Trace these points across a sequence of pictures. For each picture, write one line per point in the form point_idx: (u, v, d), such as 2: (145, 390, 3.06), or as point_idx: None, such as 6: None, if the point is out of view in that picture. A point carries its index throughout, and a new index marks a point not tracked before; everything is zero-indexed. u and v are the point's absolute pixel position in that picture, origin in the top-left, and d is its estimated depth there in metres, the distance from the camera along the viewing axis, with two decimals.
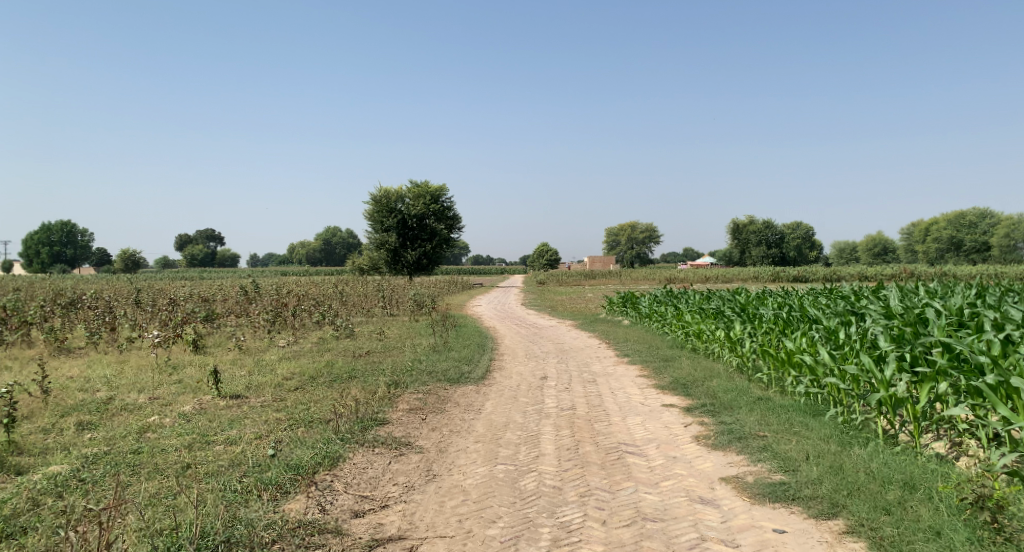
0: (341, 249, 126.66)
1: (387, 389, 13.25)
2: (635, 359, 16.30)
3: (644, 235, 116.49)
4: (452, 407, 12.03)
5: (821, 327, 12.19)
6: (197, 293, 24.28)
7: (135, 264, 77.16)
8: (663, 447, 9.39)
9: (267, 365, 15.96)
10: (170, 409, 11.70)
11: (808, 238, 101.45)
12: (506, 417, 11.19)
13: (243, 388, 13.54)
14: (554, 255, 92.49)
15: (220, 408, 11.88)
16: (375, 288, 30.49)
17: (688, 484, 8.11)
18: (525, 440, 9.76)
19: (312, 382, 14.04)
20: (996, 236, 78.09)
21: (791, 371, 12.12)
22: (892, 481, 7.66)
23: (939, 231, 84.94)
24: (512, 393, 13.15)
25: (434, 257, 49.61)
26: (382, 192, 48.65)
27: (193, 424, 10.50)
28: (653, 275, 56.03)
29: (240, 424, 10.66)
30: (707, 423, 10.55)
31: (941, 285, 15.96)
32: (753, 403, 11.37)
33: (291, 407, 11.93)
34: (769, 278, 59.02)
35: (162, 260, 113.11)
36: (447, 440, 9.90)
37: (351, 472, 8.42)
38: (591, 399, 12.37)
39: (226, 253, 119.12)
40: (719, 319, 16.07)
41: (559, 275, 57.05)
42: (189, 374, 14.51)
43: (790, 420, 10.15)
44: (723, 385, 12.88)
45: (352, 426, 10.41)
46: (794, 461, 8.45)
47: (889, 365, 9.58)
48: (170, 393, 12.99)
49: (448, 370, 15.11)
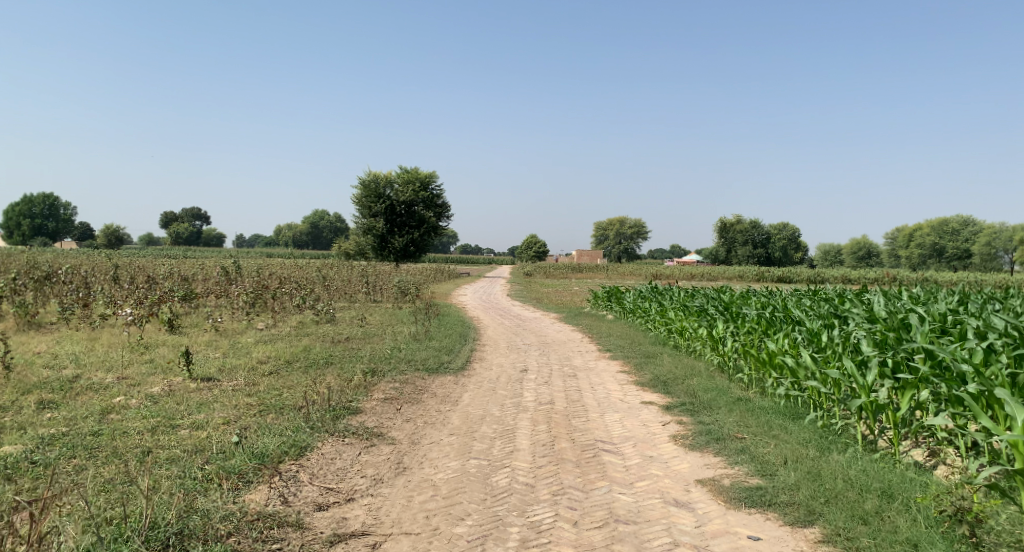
0: (327, 233, 126.06)
1: (363, 377, 13.01)
2: (616, 354, 16.14)
3: (633, 230, 116.58)
4: (428, 398, 11.81)
5: (803, 329, 12.04)
6: (176, 271, 23.96)
7: (117, 241, 76.60)
8: (640, 446, 9.20)
9: (243, 348, 15.69)
10: (137, 390, 11.45)
11: (792, 239, 101.55)
12: (482, 410, 10.98)
13: (216, 370, 13.29)
14: (541, 247, 92.39)
15: (189, 391, 11.61)
16: (359, 273, 30.21)
17: (664, 486, 7.92)
18: (500, 434, 9.55)
19: (287, 367, 13.80)
20: (977, 244, 78.42)
21: (772, 373, 11.97)
22: (869, 489, 7.51)
23: (923, 237, 85.33)
24: (491, 384, 12.94)
25: (421, 244, 49.33)
26: (370, 177, 48.28)
27: (160, 408, 10.25)
28: (641, 269, 56.41)
29: (208, 408, 10.41)
30: (686, 422, 10.39)
31: (925, 291, 15.89)
32: (733, 404, 11.21)
33: (262, 392, 11.68)
34: (755, 277, 59.09)
35: (146, 237, 112.12)
36: (420, 432, 9.68)
37: (319, 463, 8.18)
38: (570, 393, 12.17)
39: (211, 233, 118.23)
40: (702, 317, 15.92)
41: (550, 268, 55.93)
42: (161, 354, 14.25)
43: (769, 422, 9.96)
44: (704, 383, 12.72)
45: (323, 414, 10.18)
46: (772, 465, 8.28)
47: (872, 370, 9.40)
48: (139, 374, 12.73)
49: (427, 359, 14.88)
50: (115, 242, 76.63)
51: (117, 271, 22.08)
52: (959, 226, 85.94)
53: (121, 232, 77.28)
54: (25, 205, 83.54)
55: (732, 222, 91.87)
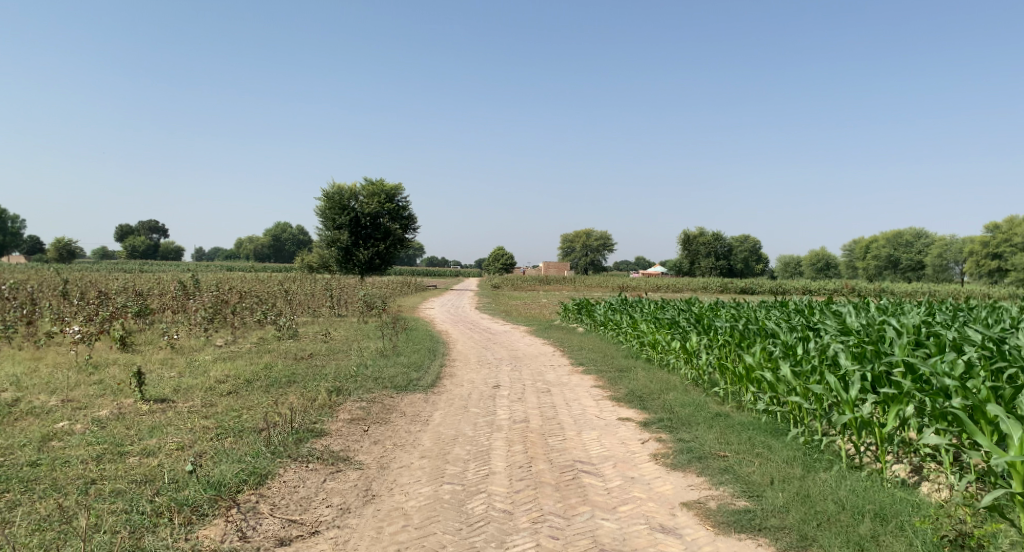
0: (289, 246, 124.53)
1: (327, 396, 12.46)
2: (589, 368, 15.78)
3: (597, 243, 116.93)
4: (397, 418, 11.31)
5: (779, 341, 11.75)
6: (131, 286, 23.18)
7: (71, 254, 74.79)
8: (620, 466, 8.80)
9: (200, 366, 15.04)
10: (84, 414, 10.92)
11: (754, 251, 102.53)
12: (455, 429, 10.51)
13: (171, 390, 12.68)
14: (505, 259, 92.16)
15: (141, 414, 11.02)
16: (323, 287, 29.54)
17: (649, 510, 7.53)
18: (474, 456, 9.09)
19: (247, 386, 13.20)
20: (930, 255, 79.55)
21: (750, 387, 11.65)
22: (862, 513, 7.17)
23: (878, 248, 86.53)
24: (462, 402, 12.47)
25: (386, 257, 48.70)
26: (335, 189, 47.58)
27: (107, 434, 9.64)
28: (607, 282, 56.40)
29: (161, 433, 9.82)
30: (665, 440, 10.02)
31: (894, 302, 15.76)
32: (712, 420, 10.86)
33: (220, 413, 11.09)
34: (718, 288, 59.35)
35: (101, 251, 109.51)
36: (390, 454, 9.18)
37: (281, 492, 7.65)
38: (544, 410, 11.75)
39: (170, 246, 116.02)
40: (675, 330, 15.63)
41: (516, 280, 55.64)
42: (111, 374, 13.58)
43: (751, 439, 9.61)
44: (680, 398, 12.37)
45: (284, 438, 9.63)
46: (758, 485, 7.93)
47: (854, 384, 9.09)
48: (87, 397, 12.06)
49: (395, 376, 14.36)
50: (67, 256, 74.69)
51: (68, 287, 21.27)
52: (913, 238, 87.38)
53: (73, 245, 75.34)
54: None
55: (694, 234, 92.39)
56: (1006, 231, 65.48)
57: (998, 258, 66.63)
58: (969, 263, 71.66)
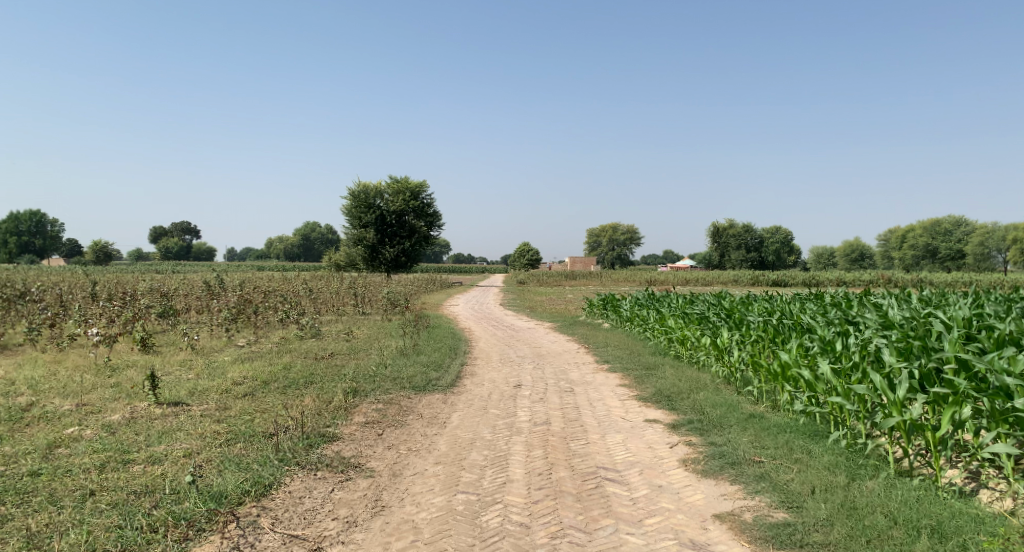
0: (318, 246, 125.20)
1: (344, 398, 12.04)
2: (615, 366, 15.20)
3: (626, 237, 115.94)
4: (414, 420, 10.84)
5: (816, 337, 11.08)
6: (156, 286, 23.02)
7: (105, 257, 75.68)
8: (647, 473, 8.26)
9: (218, 367, 14.72)
10: (96, 418, 10.60)
11: (785, 243, 100.90)
12: (473, 433, 10.02)
13: (186, 393, 12.35)
14: (533, 254, 91.69)
15: (153, 418, 10.69)
16: (347, 285, 29.24)
17: (677, 524, 7.01)
18: (491, 462, 8.59)
19: (263, 388, 12.83)
20: (969, 244, 77.56)
21: (786, 386, 11.00)
22: (918, 529, 6.59)
23: (914, 238, 84.62)
24: (482, 403, 11.98)
25: (412, 254, 48.42)
26: (360, 187, 47.40)
27: (114, 440, 9.29)
28: (635, 275, 55.69)
29: (170, 438, 9.46)
30: (696, 444, 9.45)
31: (936, 293, 14.96)
32: (745, 422, 10.25)
33: (232, 417, 10.73)
34: (748, 281, 58.29)
35: (135, 252, 110.96)
36: (403, 461, 8.72)
37: (285, 503, 7.26)
38: (567, 412, 11.22)
39: (201, 246, 117.00)
40: (704, 325, 14.99)
41: (544, 275, 55.16)
42: (128, 376, 13.28)
43: (788, 443, 9.00)
44: (711, 398, 11.75)
45: (295, 443, 9.22)
46: (797, 495, 7.35)
47: (902, 383, 8.44)
48: (101, 400, 11.77)
49: (414, 376, 13.90)
50: (102, 258, 75.53)
51: (93, 287, 21.14)
52: (950, 227, 85.32)
53: (108, 248, 76.18)
54: (13, 223, 81.96)
55: (724, 227, 91.09)
56: None
57: None
58: (1010, 251, 69.68)
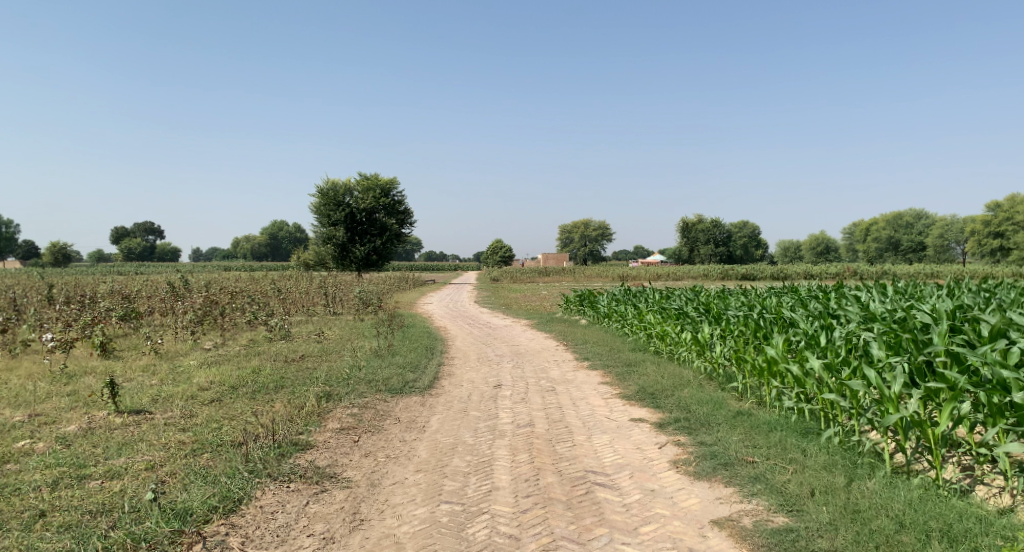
0: (286, 245, 123.90)
1: (316, 403, 11.54)
2: (595, 364, 14.86)
3: (596, 233, 116.04)
4: (391, 425, 10.39)
5: (801, 331, 10.80)
6: (118, 288, 22.24)
7: (66, 258, 74.07)
8: (638, 476, 7.90)
9: (184, 372, 14.13)
10: (51, 430, 10.01)
11: (754, 236, 101.58)
12: (453, 437, 9.60)
13: (149, 400, 11.77)
14: (503, 251, 91.41)
15: (113, 428, 10.12)
16: (317, 284, 28.60)
17: (675, 531, 6.74)
18: (475, 468, 8.18)
19: (231, 393, 12.30)
20: (932, 236, 78.59)
21: (772, 383, 10.71)
22: (927, 534, 6.39)
23: (879, 231, 85.60)
24: (462, 405, 11.56)
25: (384, 252, 47.77)
26: (329, 184, 46.64)
27: (70, 454, 8.74)
28: (606, 271, 55.57)
29: (131, 450, 8.93)
30: (685, 444, 9.12)
31: (911, 282, 14.82)
32: (734, 419, 9.93)
33: (198, 425, 10.19)
34: (718, 275, 58.45)
35: (98, 253, 108.77)
36: (381, 469, 8.27)
37: (255, 520, 6.81)
38: (550, 412, 10.84)
39: (166, 247, 114.96)
40: (684, 320, 14.70)
41: (515, 272, 54.84)
42: (86, 384, 12.65)
43: (781, 442, 8.69)
44: (696, 396, 11.43)
45: (265, 453, 8.73)
46: (796, 498, 7.08)
47: (898, 378, 8.19)
48: (57, 410, 11.17)
49: (390, 378, 13.44)
50: (61, 259, 73.94)
51: (50, 291, 20.37)
52: (913, 220, 86.42)
53: (70, 250, 74.47)
54: None
55: (693, 222, 91.50)
56: (1007, 209, 64.45)
57: (1000, 237, 65.47)
58: (971, 242, 70.67)
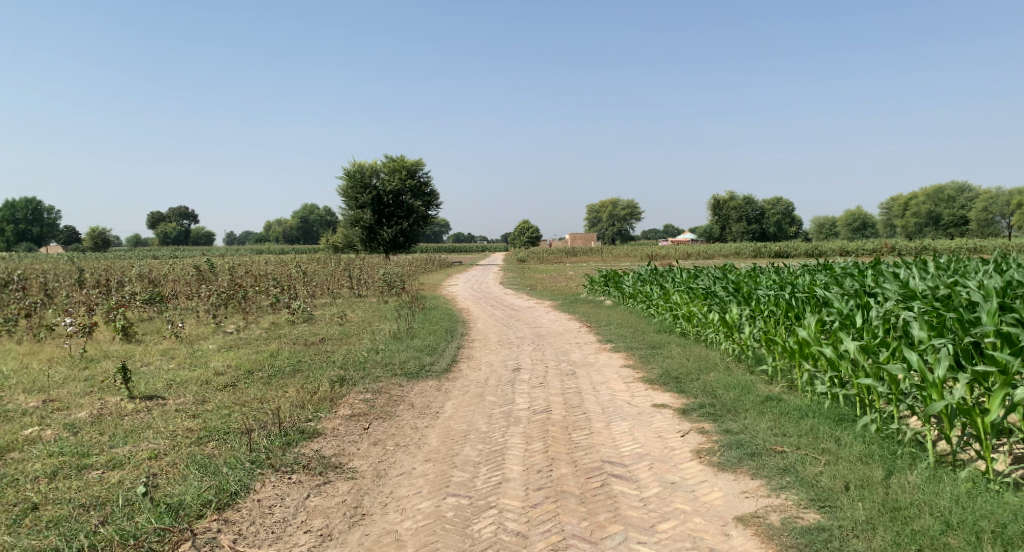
0: (317, 228, 124.36)
1: (330, 388, 11.22)
2: (619, 346, 14.38)
3: (626, 212, 114.88)
4: (404, 412, 10.03)
5: (835, 311, 10.22)
6: (143, 271, 22.09)
7: (104, 243, 75.11)
8: (658, 467, 7.46)
9: (202, 356, 13.90)
10: (62, 417, 9.78)
11: (787, 214, 99.99)
12: (467, 424, 9.21)
13: (163, 385, 11.54)
14: (532, 231, 90.98)
15: (124, 415, 9.88)
16: (342, 266, 28.33)
17: (695, 529, 6.32)
18: (486, 458, 7.79)
19: (246, 378, 12.02)
20: (973, 210, 76.54)
21: (805, 366, 10.15)
22: (977, 535, 5.90)
23: (917, 206, 83.57)
24: (479, 390, 11.17)
25: (411, 235, 47.54)
26: (356, 166, 46.36)
27: (74, 442, 8.48)
28: (636, 250, 54.88)
29: (137, 438, 8.67)
30: (709, 431, 8.65)
31: (953, 258, 14.10)
32: (762, 405, 9.41)
33: (209, 412, 9.92)
34: (750, 253, 57.51)
35: (133, 239, 110.17)
36: (389, 458, 7.92)
37: (251, 515, 6.63)
38: (569, 398, 10.41)
39: (200, 231, 115.89)
40: (712, 301, 14.15)
41: (544, 252, 54.37)
42: (103, 369, 12.45)
43: (813, 430, 8.17)
44: (723, 380, 10.91)
45: (271, 441, 8.42)
46: (829, 492, 6.61)
47: (943, 362, 7.63)
48: (70, 396, 10.96)
49: (407, 362, 13.08)
50: (102, 244, 74.87)
51: (79, 274, 20.27)
52: (953, 193, 84.28)
53: (107, 235, 75.53)
54: (9, 211, 81.07)
55: (724, 199, 90.13)
56: None
57: None
58: (1015, 215, 68.63)
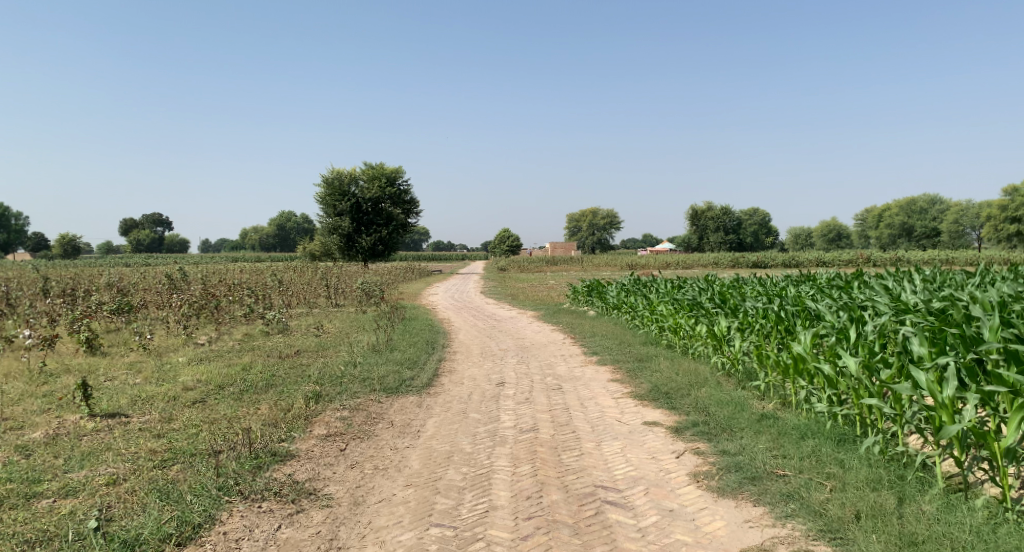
0: (294, 235, 123.15)
1: (305, 405, 10.67)
2: (605, 359, 13.93)
3: (605, 221, 114.81)
4: (383, 430, 9.51)
5: (830, 325, 9.83)
6: (112, 280, 21.31)
7: (74, 251, 73.70)
8: (655, 492, 7.02)
9: (170, 370, 13.27)
10: (16, 437, 9.16)
11: (763, 224, 100.48)
12: (450, 445, 8.71)
13: (128, 401, 10.93)
14: (510, 240, 90.59)
15: (84, 435, 9.28)
16: (318, 275, 27.62)
17: None
18: (471, 482, 7.30)
19: (216, 394, 11.44)
20: (946, 221, 77.27)
21: (800, 382, 9.74)
22: None
23: (892, 216, 84.19)
24: (461, 406, 10.66)
25: (390, 242, 47.03)
26: (334, 173, 45.65)
27: (26, 466, 7.89)
28: (614, 259, 54.62)
29: (96, 461, 8.10)
30: (705, 452, 8.23)
31: (938, 269, 13.85)
32: (759, 424, 8.99)
33: (175, 431, 9.35)
34: (729, 262, 57.38)
35: (105, 246, 108.43)
36: (368, 483, 7.41)
37: None
38: (556, 415, 9.94)
39: (174, 239, 114.26)
40: (699, 312, 13.74)
41: (523, 261, 53.94)
42: (64, 385, 11.79)
43: (816, 453, 7.75)
44: (715, 395, 10.48)
45: (241, 464, 7.89)
46: (839, 523, 6.23)
47: (951, 382, 7.27)
48: (26, 414, 10.30)
49: (386, 376, 12.54)
50: (72, 252, 73.48)
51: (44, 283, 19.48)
52: (926, 205, 85.07)
53: (78, 242, 74.16)
54: None
55: (702, 209, 90.25)
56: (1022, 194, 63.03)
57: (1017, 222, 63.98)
58: (986, 227, 69.30)
